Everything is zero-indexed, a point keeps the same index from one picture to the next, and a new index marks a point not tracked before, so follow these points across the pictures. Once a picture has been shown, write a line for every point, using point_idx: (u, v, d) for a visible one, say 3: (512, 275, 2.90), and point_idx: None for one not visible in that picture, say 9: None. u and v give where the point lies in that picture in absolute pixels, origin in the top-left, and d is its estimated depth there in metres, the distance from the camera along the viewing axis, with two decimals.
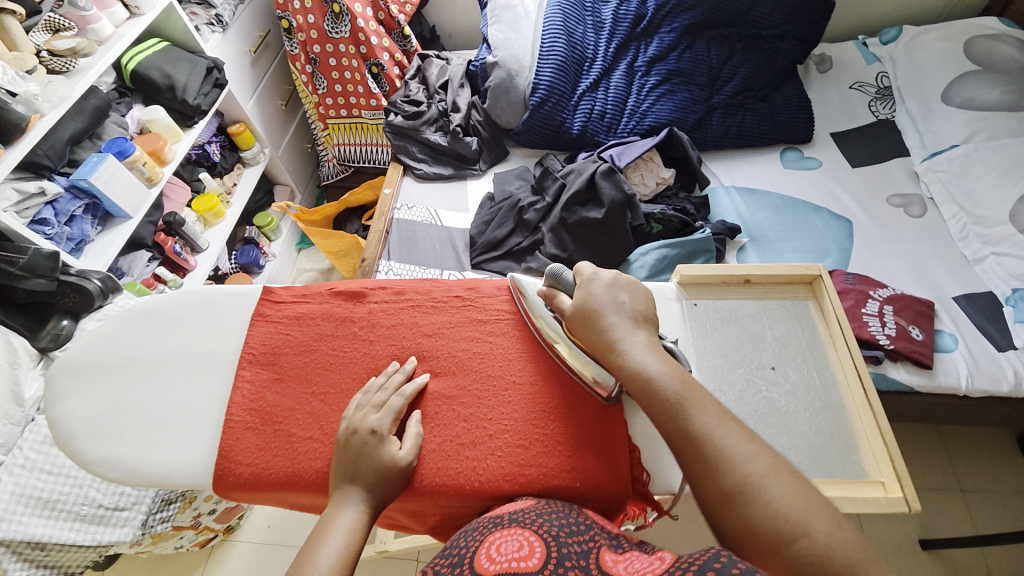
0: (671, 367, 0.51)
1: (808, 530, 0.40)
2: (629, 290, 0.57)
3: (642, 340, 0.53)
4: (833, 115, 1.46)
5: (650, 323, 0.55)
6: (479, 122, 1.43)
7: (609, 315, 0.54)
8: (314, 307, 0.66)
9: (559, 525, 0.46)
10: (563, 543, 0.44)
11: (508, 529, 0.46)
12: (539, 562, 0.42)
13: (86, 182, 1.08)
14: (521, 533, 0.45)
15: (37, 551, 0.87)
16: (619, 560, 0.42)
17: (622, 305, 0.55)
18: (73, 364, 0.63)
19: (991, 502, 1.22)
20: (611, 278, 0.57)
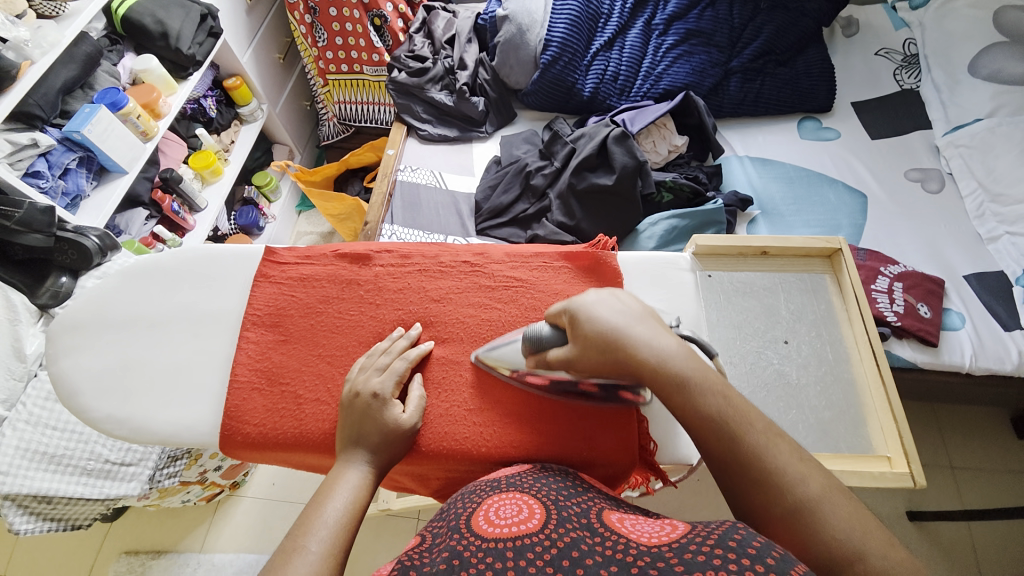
0: (705, 370, 0.46)
1: (868, 552, 0.37)
2: (622, 297, 0.51)
3: (671, 345, 0.47)
4: (856, 83, 1.40)
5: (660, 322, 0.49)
6: (486, 81, 1.37)
7: (623, 327, 0.47)
8: (319, 269, 0.64)
9: (558, 490, 0.47)
10: (566, 506, 0.44)
11: (506, 494, 0.47)
12: (539, 520, 0.42)
13: (79, 134, 1.04)
14: (521, 498, 0.45)
15: (43, 504, 0.88)
16: (625, 519, 0.43)
17: (627, 314, 0.48)
18: (74, 321, 0.62)
19: (979, 478, 1.25)
20: (597, 294, 0.51)
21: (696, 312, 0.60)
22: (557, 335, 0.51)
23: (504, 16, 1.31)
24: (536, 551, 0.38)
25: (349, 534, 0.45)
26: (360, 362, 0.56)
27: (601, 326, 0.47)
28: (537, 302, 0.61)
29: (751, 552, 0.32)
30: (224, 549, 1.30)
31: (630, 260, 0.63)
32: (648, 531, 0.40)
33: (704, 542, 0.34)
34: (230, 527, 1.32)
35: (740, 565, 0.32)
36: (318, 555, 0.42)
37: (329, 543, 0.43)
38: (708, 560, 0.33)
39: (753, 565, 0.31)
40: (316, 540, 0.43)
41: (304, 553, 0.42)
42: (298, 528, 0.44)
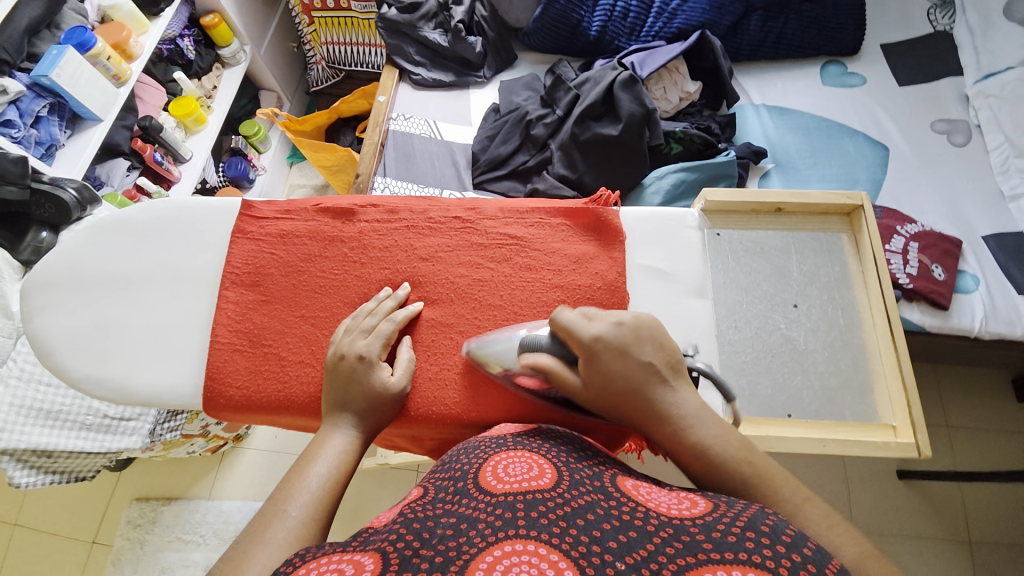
0: (729, 436, 0.44)
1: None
2: (643, 340, 0.47)
3: (690, 405, 0.45)
4: (886, 23, 1.28)
5: (682, 373, 0.47)
6: (484, 18, 1.25)
7: (639, 385, 0.45)
8: (300, 224, 0.60)
9: (566, 452, 0.46)
10: (579, 469, 0.43)
11: (514, 453, 0.45)
12: (551, 479, 0.41)
13: (47, 79, 0.96)
14: (530, 457, 0.44)
15: (43, 458, 0.90)
16: (640, 486, 0.42)
17: (648, 367, 0.46)
18: (45, 278, 0.59)
19: (973, 438, 1.25)
20: (616, 328, 0.47)
21: (703, 274, 0.57)
22: (559, 347, 0.49)
23: None
24: (548, 506, 0.37)
25: (332, 500, 0.43)
26: (346, 322, 0.53)
27: (619, 379, 0.45)
28: (533, 262, 0.57)
29: (787, 542, 0.32)
30: (231, 497, 1.34)
31: (633, 216, 0.59)
32: (666, 500, 0.39)
33: (733, 523, 0.35)
34: (236, 476, 1.36)
35: (774, 552, 0.32)
36: (298, 520, 0.41)
37: (310, 508, 0.42)
38: (740, 542, 0.33)
39: (789, 555, 0.31)
40: (298, 506, 0.42)
41: (284, 518, 0.40)
42: (281, 492, 0.42)
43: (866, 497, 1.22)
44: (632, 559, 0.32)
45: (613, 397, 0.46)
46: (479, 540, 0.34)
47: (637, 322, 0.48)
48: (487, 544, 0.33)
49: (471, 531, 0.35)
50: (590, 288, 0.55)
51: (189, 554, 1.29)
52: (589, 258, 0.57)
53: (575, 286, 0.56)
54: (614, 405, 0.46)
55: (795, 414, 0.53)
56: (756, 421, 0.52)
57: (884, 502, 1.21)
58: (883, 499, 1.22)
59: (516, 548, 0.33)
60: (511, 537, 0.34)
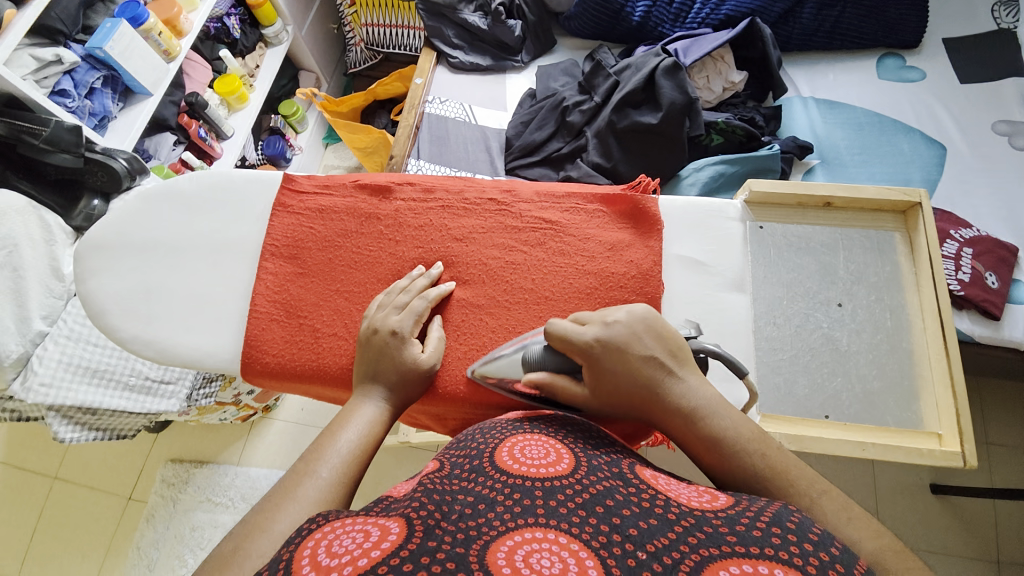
0: (741, 426, 0.43)
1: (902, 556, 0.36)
2: (640, 334, 0.47)
3: (696, 397, 0.45)
4: (951, 14, 1.19)
5: (686, 360, 0.46)
6: (525, 1, 1.24)
7: (640, 381, 0.45)
8: (338, 200, 0.61)
9: (583, 438, 0.46)
10: (596, 455, 0.43)
11: (530, 434, 0.45)
12: (568, 465, 0.41)
13: (102, 51, 1.00)
14: (547, 441, 0.44)
15: (88, 415, 0.95)
16: (659, 475, 0.42)
17: (648, 361, 0.46)
18: (99, 243, 0.62)
19: (1017, 459, 1.18)
20: (609, 327, 0.47)
21: (743, 267, 0.55)
22: (557, 357, 0.49)
23: None
24: (566, 493, 0.37)
25: (360, 466, 0.45)
26: (377, 299, 0.54)
27: (620, 377, 0.46)
28: (567, 247, 0.56)
29: (813, 539, 0.33)
30: (258, 464, 1.40)
31: (673, 205, 0.57)
32: (686, 493, 0.39)
33: (757, 518, 0.35)
34: (264, 444, 1.42)
35: (801, 550, 0.32)
36: (329, 480, 0.42)
37: (339, 471, 0.43)
38: (766, 537, 0.33)
39: (817, 553, 0.32)
40: (327, 468, 0.43)
41: (314, 478, 0.42)
42: (311, 454, 0.44)
43: (894, 509, 1.18)
44: (654, 549, 0.33)
45: (618, 394, 0.46)
46: (499, 525, 0.34)
47: (630, 319, 0.47)
48: (507, 528, 0.34)
49: (490, 512, 0.35)
50: (624, 276, 0.54)
51: (218, 515, 1.35)
52: (624, 246, 0.56)
53: (608, 273, 0.55)
54: (620, 395, 0.46)
55: (832, 416, 0.51)
56: (788, 420, 0.50)
57: (913, 516, 1.17)
58: (912, 514, 1.17)
59: (535, 535, 0.33)
60: (530, 524, 0.34)
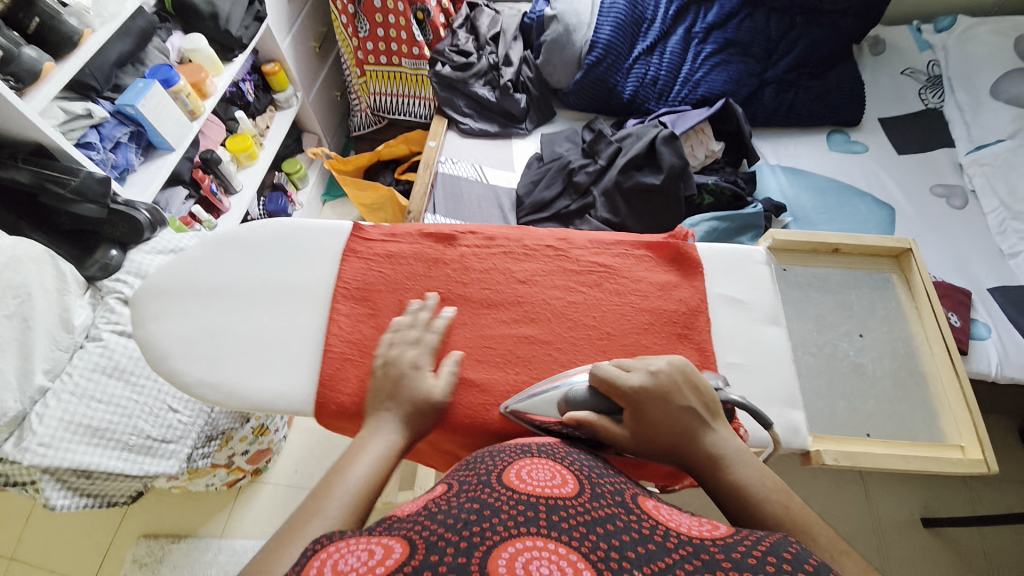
0: (765, 477, 0.47)
1: None
2: (682, 387, 0.50)
3: (727, 447, 0.49)
4: (882, 100, 1.44)
5: (720, 415, 0.51)
6: (529, 79, 1.39)
7: (681, 429, 0.49)
8: (405, 247, 0.65)
9: (589, 466, 0.49)
10: (600, 483, 0.46)
11: (537, 459, 0.49)
12: (573, 489, 0.44)
13: (134, 108, 1.03)
14: (555, 466, 0.47)
15: (82, 479, 0.88)
16: (660, 507, 0.45)
17: (688, 412, 0.50)
18: (159, 288, 0.62)
19: (993, 488, 1.28)
20: (652, 378, 0.50)
21: (775, 302, 0.63)
22: (597, 399, 0.51)
23: (552, 16, 1.34)
24: (568, 510, 0.40)
25: (369, 499, 0.45)
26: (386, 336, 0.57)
27: (659, 420, 0.49)
28: (622, 287, 0.63)
29: (804, 565, 0.34)
30: (247, 534, 1.28)
31: (708, 251, 0.65)
32: (688, 523, 0.42)
33: (755, 549, 0.37)
34: (253, 512, 1.31)
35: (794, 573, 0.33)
36: (338, 518, 0.42)
37: (350, 508, 0.43)
38: (759, 563, 0.35)
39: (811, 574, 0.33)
40: (335, 505, 0.43)
41: (322, 516, 0.42)
42: (318, 492, 0.44)
43: (891, 544, 1.23)
44: (650, 568, 0.35)
45: (658, 443, 0.49)
46: (502, 530, 0.36)
47: (671, 368, 0.51)
48: (509, 534, 0.36)
49: (495, 518, 0.38)
50: (675, 312, 0.61)
51: None
52: (673, 286, 0.62)
53: (662, 310, 0.61)
54: (657, 446, 0.50)
55: (874, 434, 0.57)
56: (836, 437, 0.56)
57: (910, 549, 1.22)
58: (909, 548, 1.22)
59: (535, 543, 0.36)
60: (530, 533, 0.37)
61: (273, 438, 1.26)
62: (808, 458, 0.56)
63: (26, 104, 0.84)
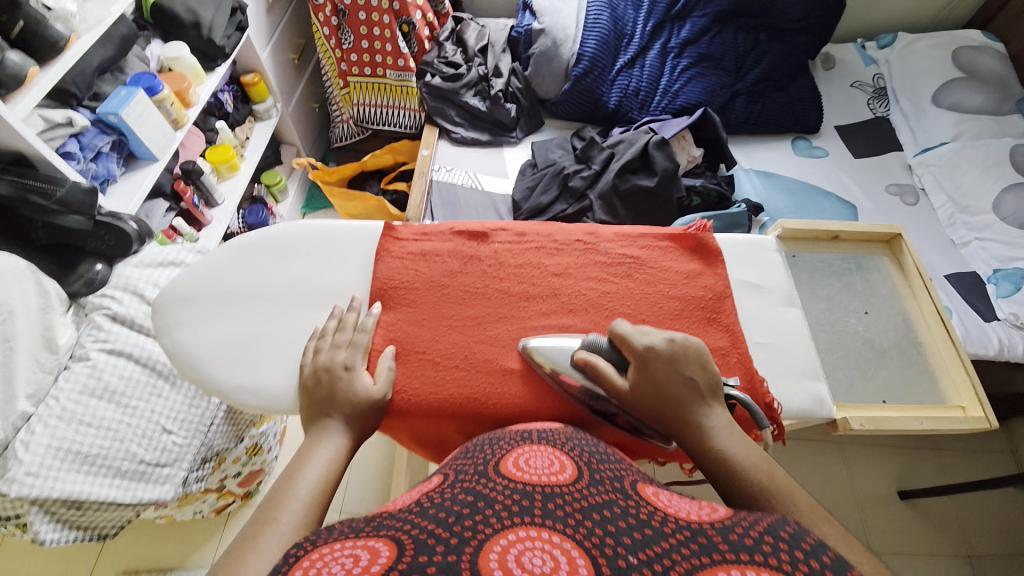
0: (752, 451, 0.49)
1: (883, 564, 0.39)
2: (691, 360, 0.53)
3: (719, 419, 0.51)
4: (837, 110, 1.57)
5: (718, 395, 0.53)
6: (519, 89, 1.43)
7: (682, 397, 0.51)
8: (438, 245, 0.66)
9: (589, 452, 0.48)
10: (598, 468, 0.45)
11: (536, 448, 0.48)
12: (570, 475, 0.43)
13: (116, 116, 0.99)
14: (552, 454, 0.47)
15: (72, 511, 0.81)
16: (659, 492, 0.43)
17: (692, 383, 0.52)
18: (185, 294, 0.61)
19: (958, 459, 1.39)
20: (667, 343, 0.53)
21: (788, 285, 0.68)
22: (613, 353, 0.54)
23: (540, 29, 1.39)
24: (565, 500, 0.39)
25: (321, 504, 0.45)
26: (313, 343, 0.57)
27: (664, 385, 0.51)
28: (651, 277, 0.65)
29: (804, 548, 0.33)
30: None
31: (725, 241, 0.70)
32: (686, 509, 0.40)
33: (750, 528, 0.36)
34: None
35: (790, 556, 0.33)
36: (291, 525, 0.42)
37: (301, 514, 0.43)
38: (756, 544, 0.34)
39: (807, 559, 0.32)
40: (289, 512, 0.43)
41: (275, 525, 0.41)
42: (270, 501, 0.43)
43: (876, 519, 1.30)
44: (646, 554, 0.33)
45: (657, 403, 0.51)
46: (498, 524, 0.35)
47: (684, 341, 0.53)
48: (506, 528, 0.35)
49: (492, 513, 0.37)
50: (703, 298, 0.64)
51: None
52: (698, 274, 0.66)
53: (690, 297, 0.64)
54: (654, 411, 0.51)
55: (888, 399, 0.68)
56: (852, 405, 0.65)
57: (892, 522, 1.30)
58: (892, 521, 1.30)
59: (529, 534, 0.35)
60: (528, 525, 0.36)
61: (266, 458, 1.17)
62: (833, 425, 0.63)
63: (9, 109, 0.80)
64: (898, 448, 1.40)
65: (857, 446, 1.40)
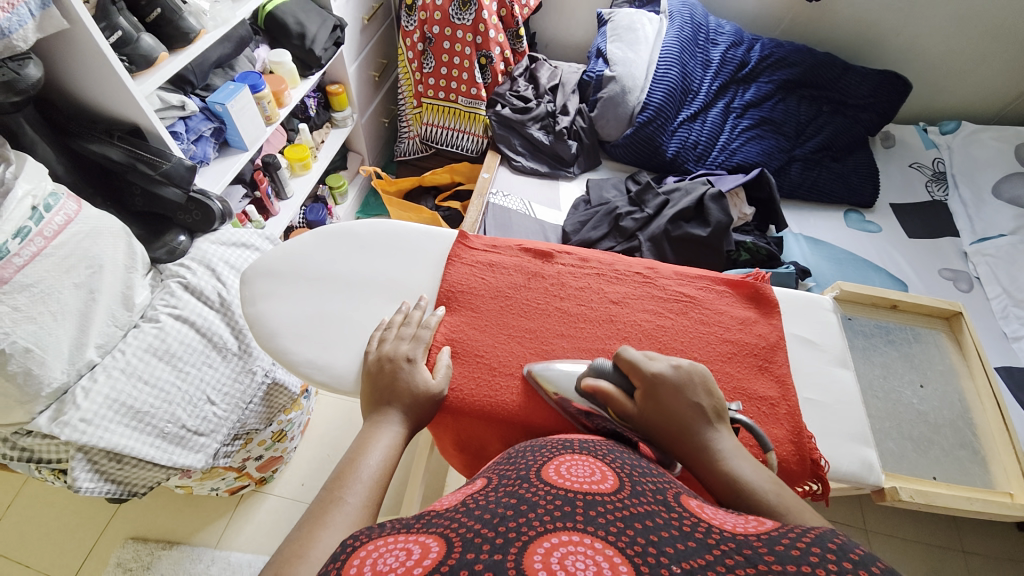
0: (762, 472, 0.48)
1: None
2: (697, 385, 0.53)
3: (727, 443, 0.50)
4: (894, 187, 1.57)
5: (724, 420, 0.52)
6: (582, 128, 1.50)
7: (688, 421, 0.50)
8: (505, 258, 0.70)
9: (631, 464, 0.43)
10: (642, 481, 0.40)
11: (577, 455, 0.44)
12: (612, 484, 0.38)
13: (222, 106, 1.09)
14: (592, 462, 0.42)
15: (112, 462, 0.85)
16: (704, 505, 0.38)
17: (699, 406, 0.51)
18: (272, 270, 0.67)
19: (994, 568, 1.29)
20: (673, 369, 0.53)
21: (843, 345, 0.68)
22: (617, 377, 0.55)
23: (611, 76, 1.47)
24: (607, 507, 0.35)
25: (381, 490, 0.47)
26: (378, 333, 0.61)
27: (669, 410, 0.51)
28: (706, 317, 0.67)
29: (853, 557, 0.29)
30: (241, 548, 1.18)
31: (781, 294, 0.71)
32: (732, 521, 0.36)
33: (798, 539, 0.32)
34: (251, 525, 1.22)
35: (841, 566, 0.28)
36: (354, 506, 0.44)
37: (364, 497, 0.45)
38: (802, 555, 0.30)
39: (857, 570, 0.28)
40: (353, 494, 0.45)
41: (341, 505, 0.43)
42: (335, 482, 0.45)
43: None
44: (689, 565, 0.29)
45: (664, 424, 0.51)
46: (537, 525, 0.32)
47: (690, 368, 0.54)
48: (545, 530, 0.32)
49: (530, 514, 0.33)
50: (757, 345, 0.65)
51: None
52: (753, 321, 0.67)
53: (744, 342, 0.65)
54: (659, 432, 0.51)
55: (939, 478, 0.75)
56: (903, 479, 0.71)
57: None
58: None
59: (572, 538, 0.31)
60: (567, 528, 0.32)
61: (287, 446, 1.21)
62: (882, 495, 0.67)
63: (137, 85, 0.90)
64: (928, 546, 1.31)
65: (883, 535, 1.31)
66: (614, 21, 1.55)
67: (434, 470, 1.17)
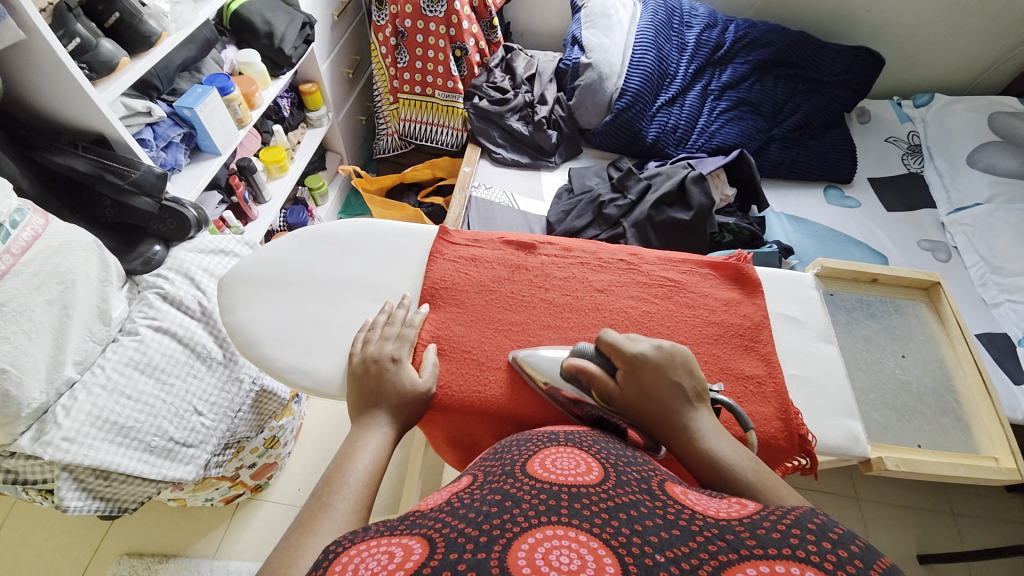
0: (741, 451, 0.48)
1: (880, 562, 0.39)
2: (678, 366, 0.52)
3: (706, 423, 0.50)
4: (871, 162, 1.59)
5: (706, 401, 0.52)
6: (562, 117, 1.48)
7: (669, 400, 0.50)
8: (488, 252, 0.70)
9: (616, 454, 0.43)
10: (627, 470, 0.40)
11: (563, 447, 0.43)
12: (597, 475, 0.38)
13: (190, 110, 1.06)
14: (578, 454, 0.42)
15: (99, 480, 0.83)
16: (688, 492, 0.39)
17: (680, 387, 0.51)
18: (249, 276, 0.66)
19: (980, 526, 1.33)
20: (655, 350, 0.53)
21: (827, 321, 0.69)
22: (601, 359, 0.55)
23: (587, 63, 1.45)
24: (592, 498, 0.35)
25: (372, 492, 0.46)
26: (362, 334, 0.60)
27: (651, 389, 0.51)
28: (691, 301, 0.67)
29: (833, 538, 0.30)
30: (240, 557, 1.17)
31: (765, 274, 0.71)
32: (716, 506, 0.36)
33: (778, 521, 0.32)
34: (249, 534, 1.21)
35: (819, 547, 0.29)
36: (344, 511, 0.43)
37: (353, 501, 0.44)
38: (783, 537, 0.30)
39: (835, 549, 0.29)
40: (342, 499, 0.44)
41: (330, 511, 0.43)
42: (324, 488, 0.45)
43: None
44: (672, 553, 0.29)
45: (646, 405, 0.51)
46: (521, 521, 0.32)
47: (672, 349, 0.54)
48: (529, 526, 0.31)
49: (514, 510, 0.33)
50: (742, 326, 0.65)
51: None
52: (737, 302, 0.68)
53: (730, 324, 0.66)
54: (640, 410, 0.51)
55: (924, 445, 0.77)
56: (889, 448, 0.73)
57: None
58: None
59: (555, 532, 0.31)
60: (552, 522, 0.32)
61: (281, 452, 1.20)
62: (870, 465, 0.69)
63: (98, 93, 0.87)
64: (917, 510, 1.34)
65: (873, 502, 1.35)
66: (587, 7, 1.54)
67: (430, 467, 1.17)
